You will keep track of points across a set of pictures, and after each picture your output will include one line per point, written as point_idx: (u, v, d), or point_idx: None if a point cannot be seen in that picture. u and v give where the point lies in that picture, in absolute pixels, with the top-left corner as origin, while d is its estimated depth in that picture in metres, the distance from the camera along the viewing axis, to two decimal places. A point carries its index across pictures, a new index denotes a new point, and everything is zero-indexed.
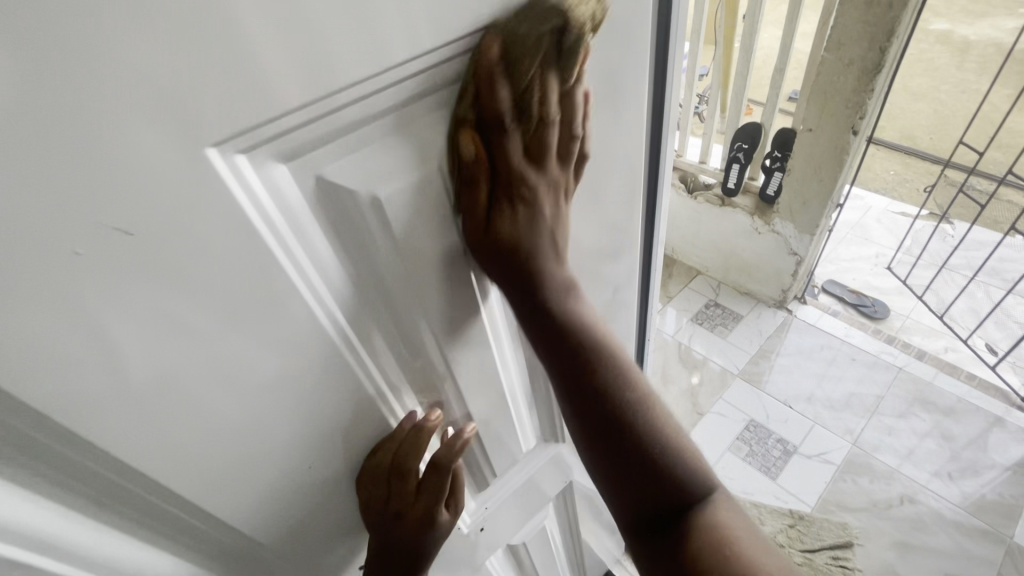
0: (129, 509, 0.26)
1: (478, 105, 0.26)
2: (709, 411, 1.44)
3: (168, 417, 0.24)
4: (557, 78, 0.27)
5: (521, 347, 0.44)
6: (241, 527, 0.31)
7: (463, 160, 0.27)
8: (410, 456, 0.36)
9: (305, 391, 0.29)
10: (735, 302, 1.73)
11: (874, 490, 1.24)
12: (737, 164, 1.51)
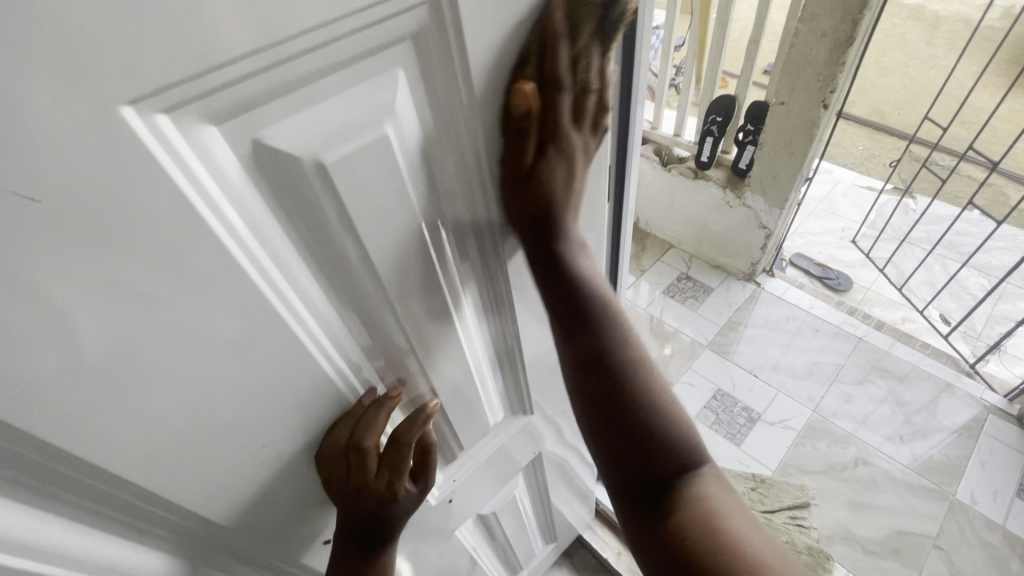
0: (75, 498, 0.25)
1: (539, 64, 0.28)
2: (678, 381, 1.48)
3: (111, 395, 0.23)
4: (602, 48, 0.29)
5: (489, 318, 0.43)
6: (202, 510, 0.31)
7: (513, 111, 0.29)
8: (369, 433, 0.35)
9: (261, 368, 0.28)
10: (707, 275, 1.76)
11: (831, 454, 1.30)
12: (711, 137, 1.52)
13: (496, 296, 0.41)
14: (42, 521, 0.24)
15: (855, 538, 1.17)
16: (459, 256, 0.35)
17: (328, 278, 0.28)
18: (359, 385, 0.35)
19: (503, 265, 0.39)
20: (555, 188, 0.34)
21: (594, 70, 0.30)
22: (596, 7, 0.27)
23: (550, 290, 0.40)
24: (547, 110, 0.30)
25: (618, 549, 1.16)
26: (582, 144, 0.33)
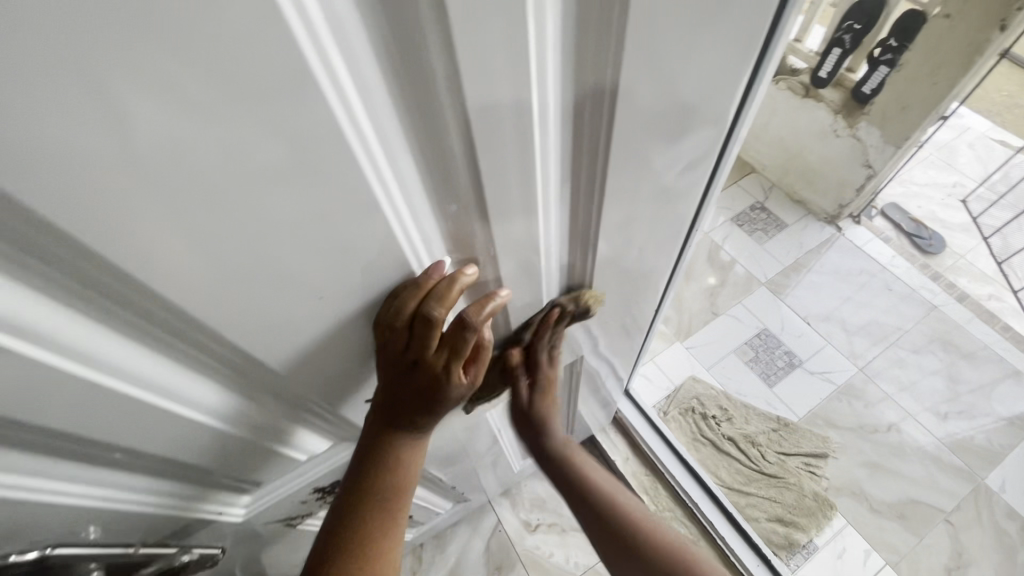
0: (115, 305, 0.24)
1: (531, 337, 0.54)
2: (724, 313, 1.42)
3: (174, 216, 0.21)
4: (565, 323, 0.53)
5: (570, 211, 0.39)
6: (249, 351, 0.31)
7: (511, 359, 0.56)
8: (439, 304, 0.34)
9: (327, 223, 0.26)
10: (784, 209, 1.61)
11: (864, 414, 1.26)
12: (838, 50, 1.31)
13: (581, 198, 0.37)
14: (79, 324, 0.24)
15: (865, 496, 1.16)
16: (556, 139, 0.30)
17: (415, 133, 0.25)
18: (425, 260, 0.33)
19: (602, 152, 0.33)
20: (527, 391, 0.64)
21: (557, 334, 0.55)
22: (570, 316, 0.52)
23: (527, 428, 0.69)
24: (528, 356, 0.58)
25: (626, 455, 1.20)
26: (546, 368, 0.60)
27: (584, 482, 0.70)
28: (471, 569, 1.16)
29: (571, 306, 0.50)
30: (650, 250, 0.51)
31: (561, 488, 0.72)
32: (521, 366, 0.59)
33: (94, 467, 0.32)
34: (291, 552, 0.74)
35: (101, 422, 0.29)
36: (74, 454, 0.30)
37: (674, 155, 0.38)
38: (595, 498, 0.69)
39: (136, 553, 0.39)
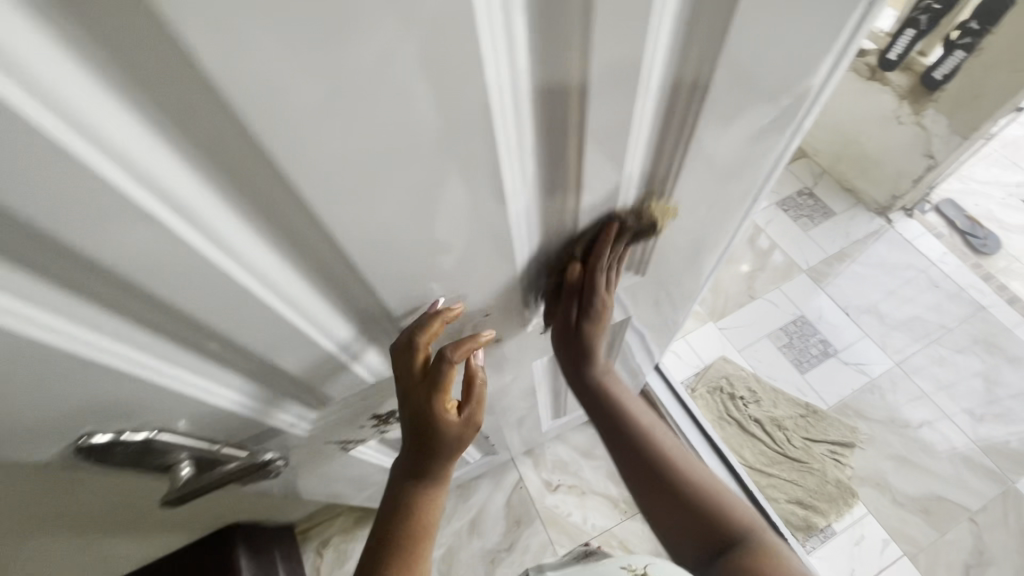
0: (257, 213, 0.26)
1: (589, 254, 0.48)
2: (761, 297, 1.41)
3: (316, 134, 0.22)
4: (629, 240, 0.48)
5: (653, 159, 0.40)
6: (356, 267, 0.32)
7: (565, 275, 0.50)
8: (421, 336, 0.41)
9: (443, 150, 0.26)
10: (833, 196, 1.56)
11: (897, 408, 1.25)
12: (912, 31, 1.24)
13: (671, 143, 0.38)
14: (232, 222, 0.25)
15: (889, 488, 1.16)
16: (660, 75, 0.31)
17: (546, 56, 0.25)
18: (519, 193, 0.34)
19: (700, 96, 0.34)
20: (578, 319, 0.55)
21: (620, 254, 0.49)
22: (632, 229, 0.47)
23: (570, 362, 0.62)
24: (582, 277, 0.51)
25: None
26: (601, 296, 0.52)
27: (622, 419, 0.67)
28: (492, 520, 1.21)
29: (635, 218, 0.46)
30: (716, 209, 0.52)
31: (597, 421, 0.68)
32: (571, 289, 0.52)
33: (204, 361, 0.34)
34: (335, 479, 0.78)
35: (221, 317, 0.31)
36: (192, 345, 0.32)
37: (761, 110, 0.39)
38: (634, 434, 0.66)
39: (220, 451, 0.42)
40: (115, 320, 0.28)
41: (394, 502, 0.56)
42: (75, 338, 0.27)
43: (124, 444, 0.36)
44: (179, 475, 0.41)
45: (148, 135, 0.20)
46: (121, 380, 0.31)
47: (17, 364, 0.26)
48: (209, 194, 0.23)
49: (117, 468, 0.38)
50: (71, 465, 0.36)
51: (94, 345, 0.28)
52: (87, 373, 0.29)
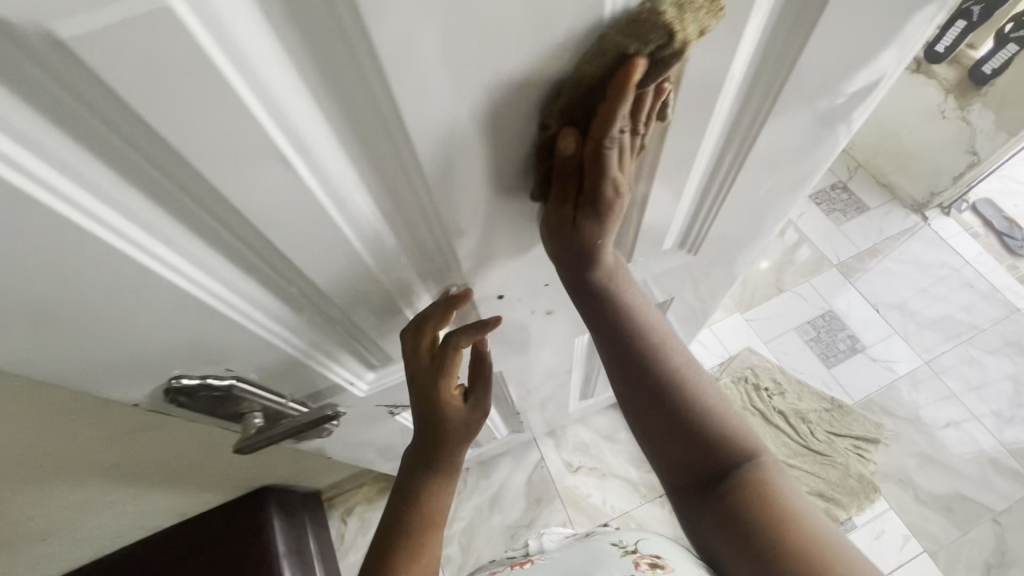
0: (368, 153, 0.28)
1: (586, 115, 0.31)
2: (789, 290, 1.40)
3: (435, 70, 0.24)
4: (650, 82, 0.30)
5: (727, 122, 0.43)
6: (436, 215, 0.34)
7: (557, 153, 0.34)
8: (433, 321, 0.42)
9: (533, 89, 0.29)
10: (868, 190, 1.54)
11: (924, 407, 1.24)
12: (963, 23, 1.23)
13: (754, 102, 0.41)
14: (343, 164, 0.28)
15: (912, 484, 1.15)
16: (762, 28, 0.35)
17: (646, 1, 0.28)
18: None
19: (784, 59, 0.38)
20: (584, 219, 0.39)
21: (634, 110, 0.32)
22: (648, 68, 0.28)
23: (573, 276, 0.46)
24: (582, 153, 0.34)
25: None
26: (612, 183, 0.36)
27: (647, 362, 0.49)
28: (512, 498, 1.23)
29: (655, 48, 0.27)
30: (778, 185, 0.55)
31: (609, 363, 0.51)
32: (567, 168, 0.35)
33: (289, 310, 0.36)
34: (371, 445, 0.80)
35: (310, 263, 0.32)
36: (278, 291, 0.34)
37: (839, 81, 0.42)
38: (661, 380, 0.49)
39: (286, 404, 0.44)
40: (222, 262, 0.30)
41: (398, 505, 0.54)
42: (190, 279, 0.29)
43: (209, 390, 0.37)
44: (251, 424, 0.43)
45: (297, 67, 0.22)
46: (221, 324, 0.33)
47: (141, 300, 0.29)
48: (330, 132, 0.25)
49: (197, 413, 0.40)
50: (157, 407, 0.38)
51: (200, 286, 0.30)
52: (194, 312, 0.31)
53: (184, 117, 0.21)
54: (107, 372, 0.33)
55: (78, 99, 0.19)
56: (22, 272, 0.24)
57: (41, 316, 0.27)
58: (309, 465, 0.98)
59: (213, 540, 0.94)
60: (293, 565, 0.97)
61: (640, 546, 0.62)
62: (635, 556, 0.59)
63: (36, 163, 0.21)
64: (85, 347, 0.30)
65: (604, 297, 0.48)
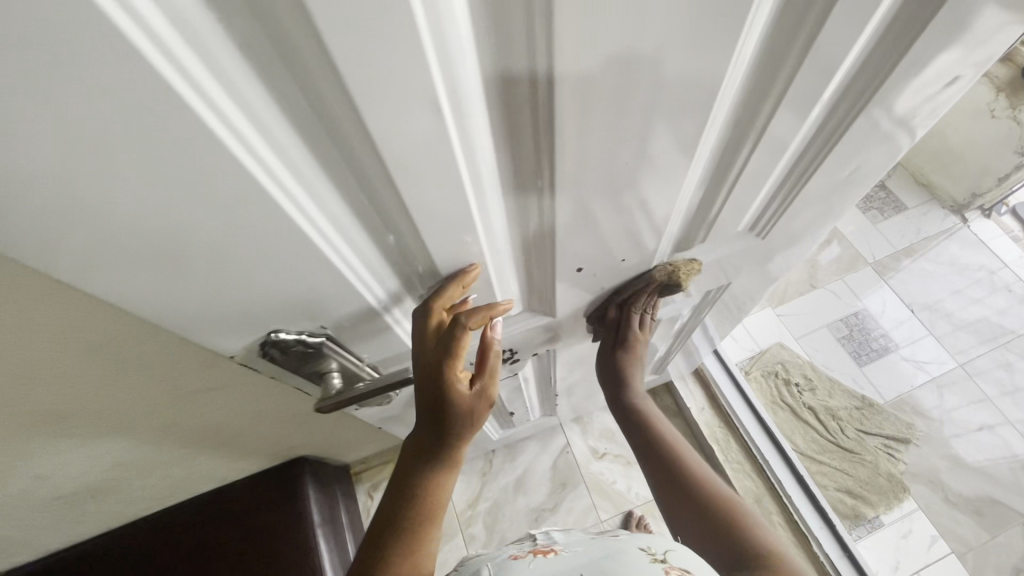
0: (505, 112, 0.28)
1: (624, 304, 0.65)
2: (823, 287, 1.39)
3: (602, 21, 0.24)
4: (658, 292, 0.63)
5: (828, 107, 0.43)
6: (548, 180, 0.34)
7: (607, 317, 0.67)
8: (439, 297, 0.40)
9: (679, 53, 0.28)
10: (906, 190, 1.52)
11: (956, 410, 1.23)
12: None
13: (860, 89, 0.41)
14: (483, 121, 0.28)
15: (943, 486, 1.14)
16: (886, 16, 0.35)
17: None
18: (714, 122, 0.37)
19: (902, 42, 0.37)
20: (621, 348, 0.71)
21: (650, 301, 0.65)
22: (659, 286, 0.61)
23: (614, 385, 0.74)
24: (621, 319, 0.67)
25: (702, 405, 1.22)
26: (635, 335, 0.69)
27: (670, 455, 0.68)
28: (537, 481, 1.24)
29: (665, 277, 0.59)
30: (857, 172, 0.54)
31: (644, 463, 0.70)
32: (611, 326, 0.69)
33: (388, 267, 0.37)
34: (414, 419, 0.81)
35: (425, 221, 0.32)
36: (383, 247, 0.35)
37: (942, 67, 0.42)
38: (684, 474, 0.66)
39: (363, 364, 0.45)
40: (347, 212, 0.30)
41: (402, 482, 0.55)
42: (318, 230, 0.29)
43: (302, 346, 0.38)
44: (331, 386, 0.44)
45: (473, 12, 0.22)
46: (334, 276, 0.33)
47: (276, 248, 0.29)
48: (482, 85, 0.26)
49: (284, 371, 0.41)
50: (249, 362, 0.38)
51: (320, 231, 0.30)
52: (313, 264, 0.31)
53: (366, 53, 0.21)
54: (215, 317, 0.33)
55: (272, 26, 0.19)
56: (168, 208, 0.24)
57: (172, 253, 0.27)
58: (345, 437, 1.00)
59: (248, 508, 0.96)
60: (327, 533, 1.00)
61: (670, 555, 0.58)
62: (663, 564, 0.56)
63: (232, 109, 0.21)
64: (210, 294, 0.31)
65: (634, 410, 0.73)
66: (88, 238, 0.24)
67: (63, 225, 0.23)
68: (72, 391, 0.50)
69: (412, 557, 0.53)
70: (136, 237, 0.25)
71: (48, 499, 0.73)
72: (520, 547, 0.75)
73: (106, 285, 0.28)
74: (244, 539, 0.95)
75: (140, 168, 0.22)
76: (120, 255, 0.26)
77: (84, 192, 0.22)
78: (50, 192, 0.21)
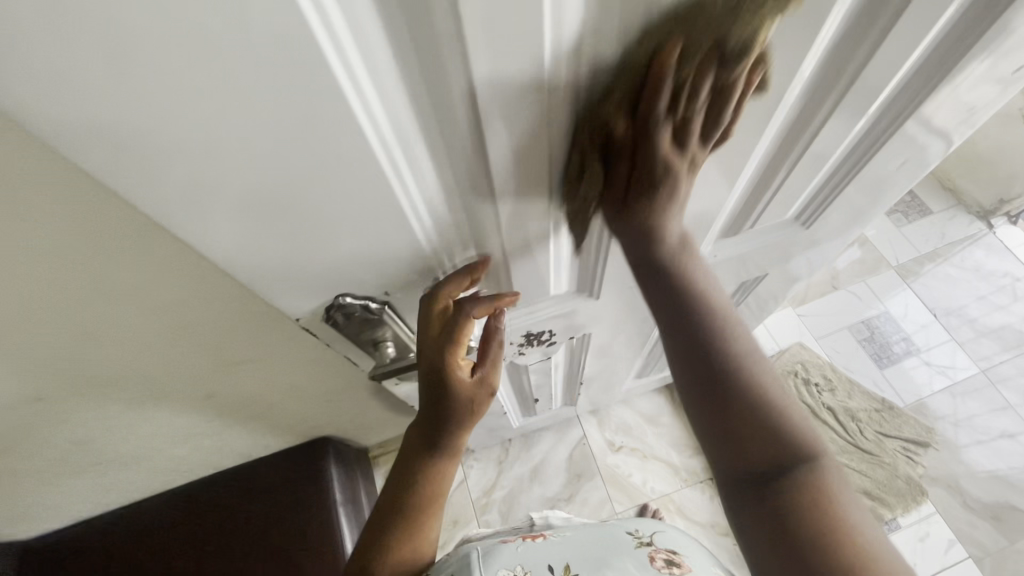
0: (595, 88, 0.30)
1: (637, 104, 0.33)
2: (845, 288, 1.38)
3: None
4: (713, 69, 0.32)
5: (887, 102, 0.46)
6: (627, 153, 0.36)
7: None
8: (448, 287, 0.40)
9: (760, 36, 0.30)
10: (932, 194, 1.51)
11: (976, 416, 1.22)
12: None
13: (924, 79, 0.43)
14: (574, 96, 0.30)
15: (961, 491, 1.14)
16: (952, 15, 0.38)
17: None
18: (781, 103, 0.40)
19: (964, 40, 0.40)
20: (643, 199, 0.39)
21: (698, 92, 0.33)
22: (707, 49, 0.30)
23: (637, 256, 0.43)
24: (642, 133, 0.35)
25: None
26: (670, 169, 0.37)
27: (723, 362, 0.41)
28: (554, 471, 1.25)
29: (717, 26, 0.29)
30: (902, 165, 0.55)
31: (672, 361, 0.43)
32: (625, 151, 0.36)
33: (459, 238, 0.38)
34: None
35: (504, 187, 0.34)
36: (458, 218, 0.36)
37: (995, 67, 0.44)
38: (743, 393, 0.40)
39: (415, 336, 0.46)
40: (435, 184, 0.32)
41: (404, 467, 0.57)
42: (410, 197, 0.31)
43: (366, 311, 0.39)
44: (384, 353, 0.45)
45: None
46: (413, 241, 0.35)
47: (371, 215, 0.31)
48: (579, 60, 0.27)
49: (344, 335, 0.42)
50: (312, 325, 0.40)
51: (410, 196, 0.31)
52: (399, 231, 0.33)
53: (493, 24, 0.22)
54: (294, 277, 0.34)
55: None
56: (278, 156, 0.25)
57: (272, 204, 0.28)
58: (369, 418, 1.02)
59: (273, 485, 0.97)
60: (348, 513, 1.00)
61: (656, 538, 0.51)
62: (650, 549, 0.48)
63: (367, 80, 0.23)
64: (300, 257, 0.33)
65: (672, 283, 0.43)
66: (210, 191, 0.26)
67: (184, 167, 0.24)
68: (129, 353, 0.51)
69: (414, 538, 0.56)
70: (247, 187, 0.27)
71: (86, 465, 0.75)
72: (514, 532, 0.66)
73: (207, 236, 0.29)
74: (268, 515, 0.96)
75: (265, 114, 0.23)
76: (226, 205, 0.27)
77: (219, 144, 0.24)
78: (181, 130, 0.23)
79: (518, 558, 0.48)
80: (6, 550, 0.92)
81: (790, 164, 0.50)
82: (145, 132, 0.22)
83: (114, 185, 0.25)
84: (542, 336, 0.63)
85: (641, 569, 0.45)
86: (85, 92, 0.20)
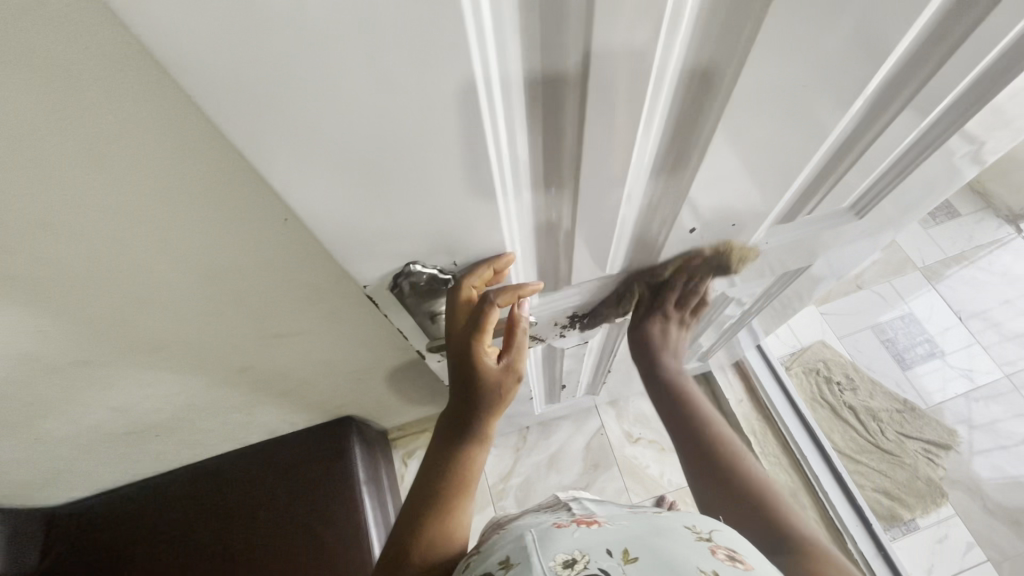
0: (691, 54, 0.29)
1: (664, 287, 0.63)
2: (869, 288, 1.38)
3: None
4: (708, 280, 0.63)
5: (961, 95, 0.44)
6: (708, 122, 0.36)
7: None
8: (473, 276, 0.40)
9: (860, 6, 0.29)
10: (961, 197, 1.49)
11: (1000, 420, 1.20)
12: None
13: (1011, 60, 0.41)
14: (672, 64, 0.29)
15: (981, 494, 1.13)
16: None
17: None
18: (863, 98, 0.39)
19: None
20: (657, 330, 0.70)
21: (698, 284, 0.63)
22: (706, 271, 0.60)
23: (649, 362, 0.71)
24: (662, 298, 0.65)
25: (740, 398, 1.22)
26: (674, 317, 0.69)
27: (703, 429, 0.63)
28: (571, 460, 1.25)
29: (714, 262, 0.58)
30: (963, 156, 0.54)
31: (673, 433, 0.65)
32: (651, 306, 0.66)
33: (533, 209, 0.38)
34: None
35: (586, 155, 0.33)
36: (534, 188, 0.36)
37: None
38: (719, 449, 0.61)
39: None
40: (524, 149, 0.32)
41: (437, 457, 0.57)
42: (500, 159, 0.31)
43: (430, 283, 0.40)
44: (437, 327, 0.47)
45: None
46: (491, 208, 0.34)
47: (461, 176, 0.31)
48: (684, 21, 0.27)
49: (404, 307, 0.43)
50: (376, 295, 0.40)
51: (500, 159, 0.31)
52: (483, 196, 0.33)
53: None
54: (372, 242, 0.34)
55: None
56: (384, 112, 0.25)
57: (370, 162, 0.28)
58: (394, 399, 1.02)
59: (298, 462, 0.98)
60: (371, 492, 1.01)
61: (714, 531, 0.48)
62: (709, 543, 0.45)
63: (488, 25, 0.23)
64: (384, 218, 0.32)
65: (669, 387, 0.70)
66: (313, 141, 0.26)
67: (295, 118, 0.25)
68: (182, 318, 0.52)
69: (448, 527, 0.55)
70: (350, 140, 0.26)
71: (121, 433, 0.76)
72: (547, 511, 0.64)
73: (301, 193, 0.29)
74: (292, 492, 0.96)
75: (383, 65, 0.23)
76: (325, 155, 0.27)
77: (332, 89, 0.24)
78: (298, 72, 0.22)
79: (575, 543, 0.46)
80: (36, 514, 0.94)
81: (856, 155, 0.48)
82: (266, 80, 0.22)
83: (225, 133, 0.25)
84: (584, 319, 0.63)
85: (701, 560, 0.42)
86: (221, 32, 0.20)
